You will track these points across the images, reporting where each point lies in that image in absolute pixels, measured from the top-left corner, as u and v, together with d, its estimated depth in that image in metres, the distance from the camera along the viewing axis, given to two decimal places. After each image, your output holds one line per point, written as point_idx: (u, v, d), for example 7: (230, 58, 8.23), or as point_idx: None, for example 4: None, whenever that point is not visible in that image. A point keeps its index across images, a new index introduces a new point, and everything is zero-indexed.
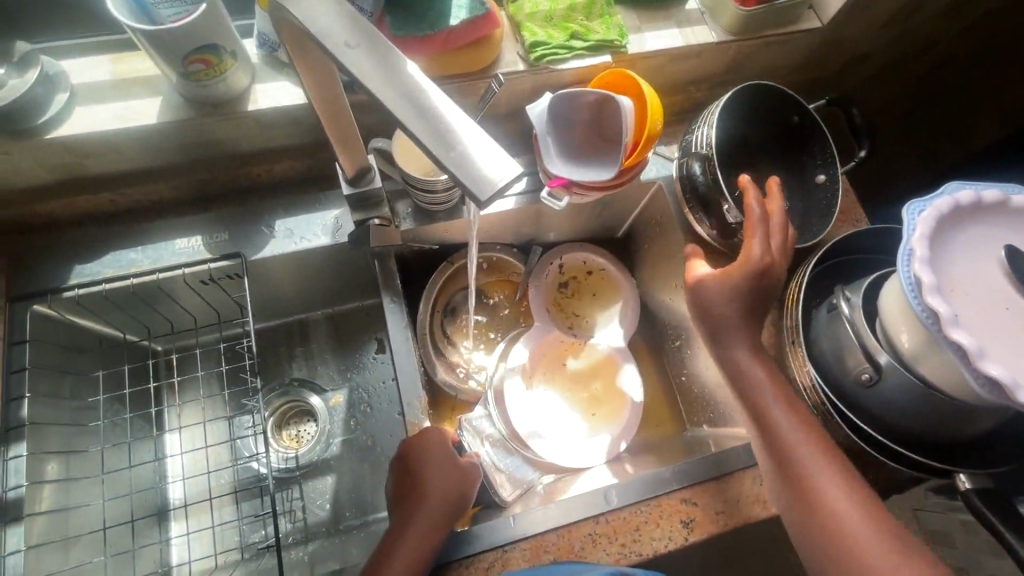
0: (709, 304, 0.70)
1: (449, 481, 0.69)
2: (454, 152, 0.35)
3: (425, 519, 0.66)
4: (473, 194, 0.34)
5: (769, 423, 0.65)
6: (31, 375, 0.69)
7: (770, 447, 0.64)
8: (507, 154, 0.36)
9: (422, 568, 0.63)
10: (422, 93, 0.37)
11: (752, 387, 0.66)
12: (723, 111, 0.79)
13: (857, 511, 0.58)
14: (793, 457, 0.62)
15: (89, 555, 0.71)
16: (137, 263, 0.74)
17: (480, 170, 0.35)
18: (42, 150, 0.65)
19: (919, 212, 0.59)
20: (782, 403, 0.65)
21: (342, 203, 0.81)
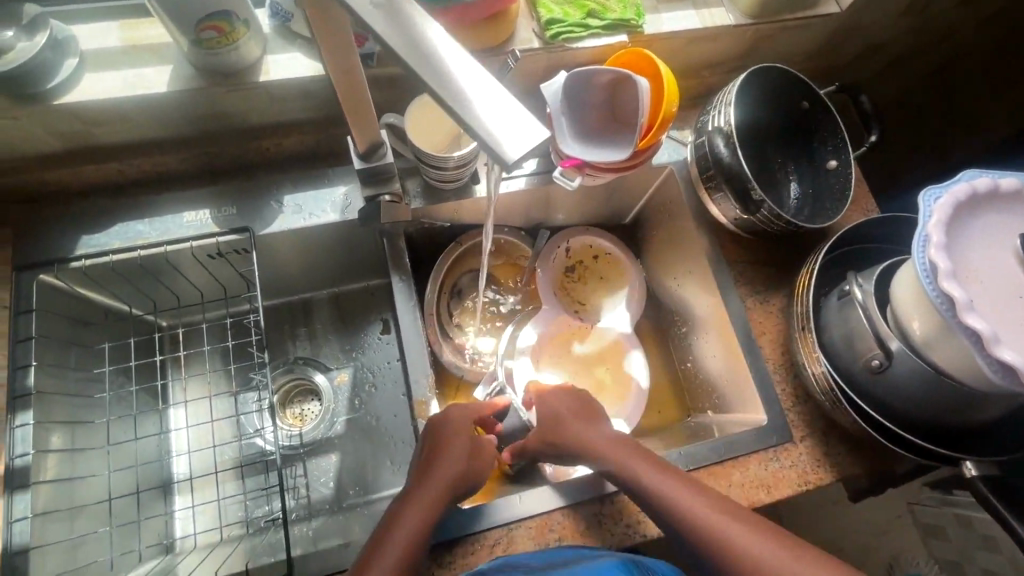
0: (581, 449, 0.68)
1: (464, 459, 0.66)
2: (479, 113, 0.35)
3: (434, 502, 0.61)
4: (499, 155, 0.34)
5: (668, 504, 0.59)
6: (38, 345, 0.68)
7: (657, 514, 0.60)
8: (532, 116, 0.35)
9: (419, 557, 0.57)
10: (441, 56, 0.37)
11: (638, 481, 0.62)
12: (741, 90, 0.78)
13: (774, 549, 0.52)
14: (692, 510, 0.57)
15: (93, 526, 0.71)
16: (145, 235, 0.74)
17: (505, 133, 0.34)
18: (48, 115, 0.65)
19: (936, 199, 0.59)
20: (676, 484, 0.60)
21: (352, 179, 0.80)
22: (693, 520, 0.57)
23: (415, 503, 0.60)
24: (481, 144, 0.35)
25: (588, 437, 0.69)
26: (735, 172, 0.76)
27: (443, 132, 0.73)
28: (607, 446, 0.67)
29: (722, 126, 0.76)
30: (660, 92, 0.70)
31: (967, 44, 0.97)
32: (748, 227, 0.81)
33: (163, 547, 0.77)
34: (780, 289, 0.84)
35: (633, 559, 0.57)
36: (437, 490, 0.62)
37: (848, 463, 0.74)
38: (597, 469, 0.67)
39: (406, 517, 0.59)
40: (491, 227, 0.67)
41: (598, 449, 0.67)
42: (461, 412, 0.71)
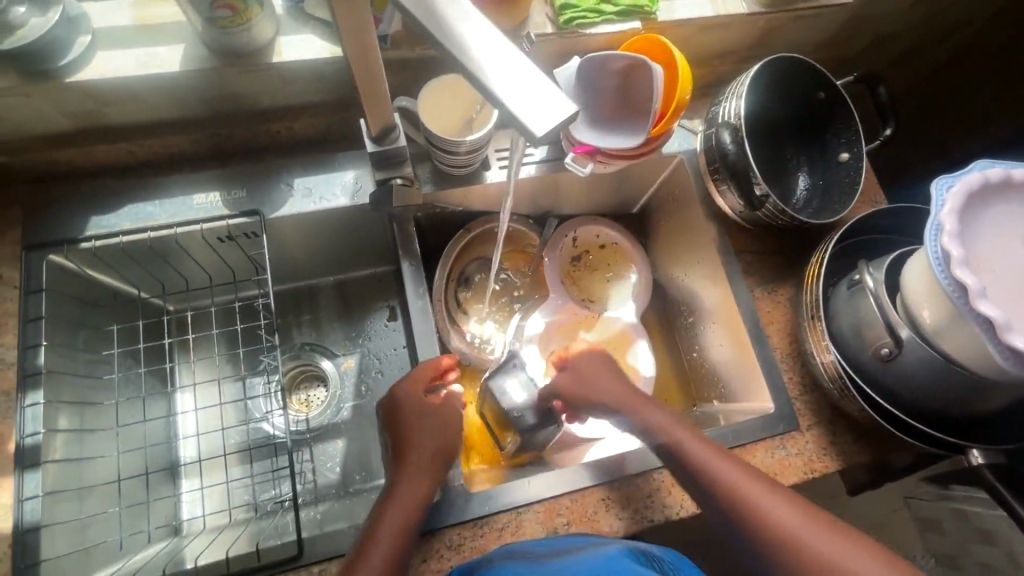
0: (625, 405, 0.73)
1: (435, 433, 0.69)
2: (507, 93, 0.36)
3: (413, 476, 0.65)
4: (531, 132, 0.35)
5: (705, 469, 0.63)
6: (47, 325, 0.68)
7: (688, 477, 0.64)
8: (560, 91, 0.36)
9: (413, 534, 0.61)
10: (466, 28, 0.38)
11: (675, 442, 0.66)
12: (754, 81, 0.78)
13: (793, 514, 0.59)
14: (723, 478, 0.62)
15: (103, 507, 0.71)
16: (155, 217, 0.73)
17: (535, 112, 0.36)
18: (60, 93, 0.64)
19: (948, 187, 0.58)
20: (709, 448, 0.65)
21: (362, 164, 0.80)
22: (723, 485, 0.62)
23: (397, 497, 0.63)
24: (513, 122, 0.36)
25: (628, 400, 0.73)
26: (740, 167, 0.75)
27: (455, 114, 0.71)
28: (646, 405, 0.72)
29: (731, 120, 0.76)
30: (674, 78, 0.69)
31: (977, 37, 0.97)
32: (752, 219, 0.81)
33: (172, 528, 0.77)
34: (788, 279, 0.84)
35: (638, 547, 0.58)
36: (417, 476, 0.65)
37: (854, 452, 0.75)
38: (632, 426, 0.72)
39: (394, 508, 0.62)
40: (509, 208, 0.71)
41: (640, 411, 0.72)
42: (413, 381, 0.71)
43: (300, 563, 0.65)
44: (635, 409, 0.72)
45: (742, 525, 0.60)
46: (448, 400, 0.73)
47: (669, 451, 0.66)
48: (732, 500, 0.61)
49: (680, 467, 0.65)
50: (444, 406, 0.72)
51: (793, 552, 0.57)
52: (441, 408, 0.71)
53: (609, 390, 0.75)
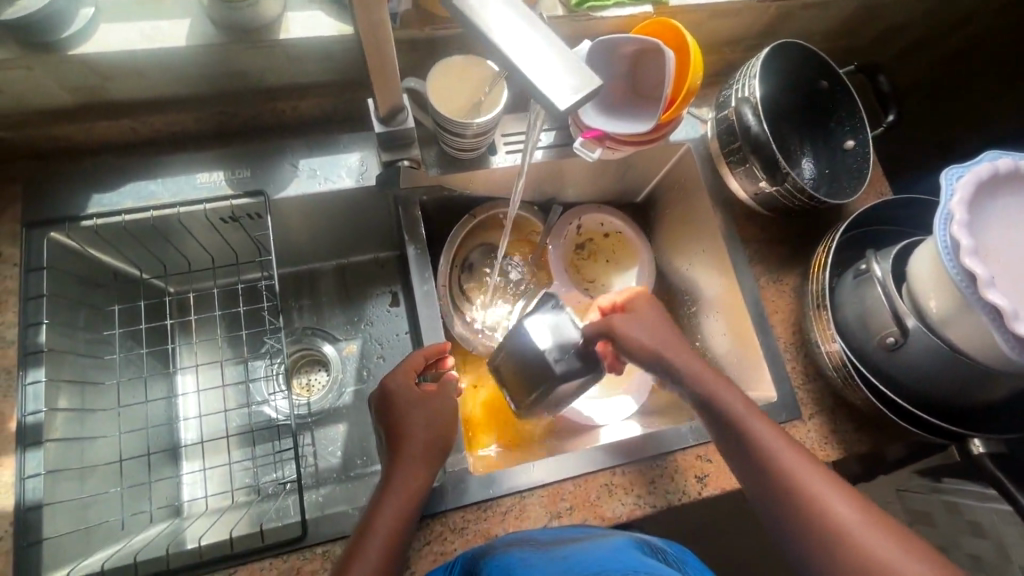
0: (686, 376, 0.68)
1: (431, 423, 0.66)
2: (532, 71, 0.40)
3: (408, 465, 0.63)
4: (554, 107, 0.39)
5: (764, 451, 0.61)
6: (48, 304, 0.67)
7: (745, 459, 0.61)
8: (579, 62, 0.41)
9: (405, 530, 0.60)
10: (492, 7, 0.41)
11: (736, 418, 0.63)
12: (764, 63, 0.78)
13: (844, 503, 0.56)
14: (775, 460, 0.60)
15: (104, 487, 0.71)
16: (157, 196, 0.73)
17: (558, 86, 0.40)
18: (62, 66, 0.63)
19: (958, 177, 0.58)
20: (769, 426, 0.62)
21: (367, 146, 0.79)
22: (772, 465, 0.60)
23: (391, 491, 0.61)
24: (538, 97, 0.40)
25: (700, 370, 0.68)
26: (762, 141, 0.75)
27: (462, 97, 0.70)
28: (710, 376, 0.67)
29: (749, 97, 0.75)
30: (685, 63, 0.68)
31: (986, 30, 0.97)
32: (768, 202, 0.81)
33: (173, 509, 0.77)
34: (793, 268, 0.84)
35: (642, 541, 0.58)
36: (414, 469, 0.63)
37: (854, 441, 0.75)
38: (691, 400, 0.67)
39: (389, 502, 0.60)
40: (519, 192, 0.71)
41: (702, 381, 0.67)
42: (404, 370, 0.69)
43: (303, 544, 0.65)
44: (698, 381, 0.67)
45: (793, 510, 0.57)
46: (444, 390, 0.69)
47: (732, 430, 0.63)
48: (780, 483, 0.59)
49: (738, 445, 0.62)
50: (440, 395, 0.68)
51: (834, 541, 0.55)
52: (436, 397, 0.68)
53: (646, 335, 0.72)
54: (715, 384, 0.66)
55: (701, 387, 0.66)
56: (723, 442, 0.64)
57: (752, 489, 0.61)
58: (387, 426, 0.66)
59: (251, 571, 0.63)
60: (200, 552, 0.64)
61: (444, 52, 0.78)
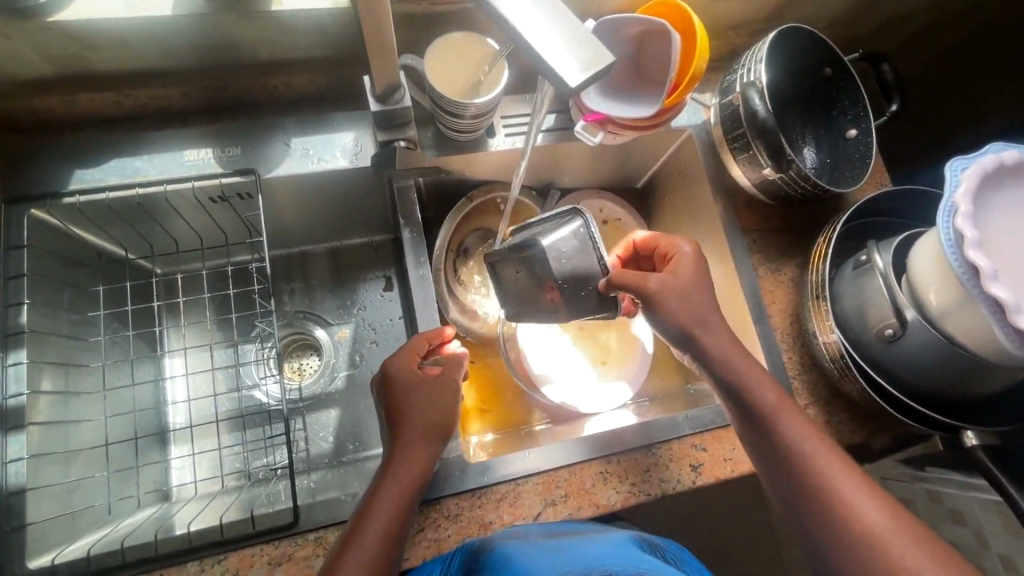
0: (729, 367, 0.64)
1: (433, 409, 0.65)
2: (541, 46, 0.38)
3: (404, 451, 0.62)
4: (564, 83, 0.37)
5: (799, 450, 0.60)
6: (30, 284, 0.65)
7: (777, 459, 0.61)
8: (593, 37, 0.39)
9: (405, 517, 0.59)
10: None
11: (769, 415, 0.62)
12: (772, 48, 0.77)
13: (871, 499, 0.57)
14: (809, 459, 0.59)
15: (90, 470, 0.69)
16: (143, 173, 0.70)
17: (568, 61, 0.38)
18: (43, 34, 0.60)
19: (962, 169, 0.58)
20: (804, 425, 0.61)
21: (362, 125, 0.76)
22: (805, 464, 0.59)
23: (390, 476, 0.60)
24: (548, 74, 0.38)
25: (738, 352, 0.65)
26: (769, 127, 0.73)
27: (463, 75, 0.68)
28: (754, 371, 0.64)
29: (755, 81, 0.74)
30: (690, 47, 0.66)
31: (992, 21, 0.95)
32: (772, 190, 0.80)
33: (162, 493, 0.76)
34: (792, 258, 0.83)
35: (644, 538, 0.60)
36: (413, 454, 0.62)
37: (847, 431, 0.76)
38: (727, 393, 0.64)
39: (388, 489, 0.60)
40: (529, 158, 0.67)
41: (745, 376, 0.63)
42: (405, 355, 0.67)
43: (295, 530, 0.64)
44: (740, 376, 0.64)
45: (817, 508, 0.58)
46: (449, 366, 0.68)
47: (767, 426, 0.62)
48: (809, 480, 0.59)
49: (770, 441, 0.61)
50: (439, 377, 0.66)
51: (857, 543, 0.56)
52: (438, 380, 0.66)
53: (686, 310, 0.65)
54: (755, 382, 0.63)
55: (737, 380, 0.63)
56: (752, 436, 0.63)
57: (776, 483, 0.62)
58: (388, 410, 0.65)
59: (242, 556, 0.63)
60: (190, 537, 0.63)
61: (443, 29, 0.76)
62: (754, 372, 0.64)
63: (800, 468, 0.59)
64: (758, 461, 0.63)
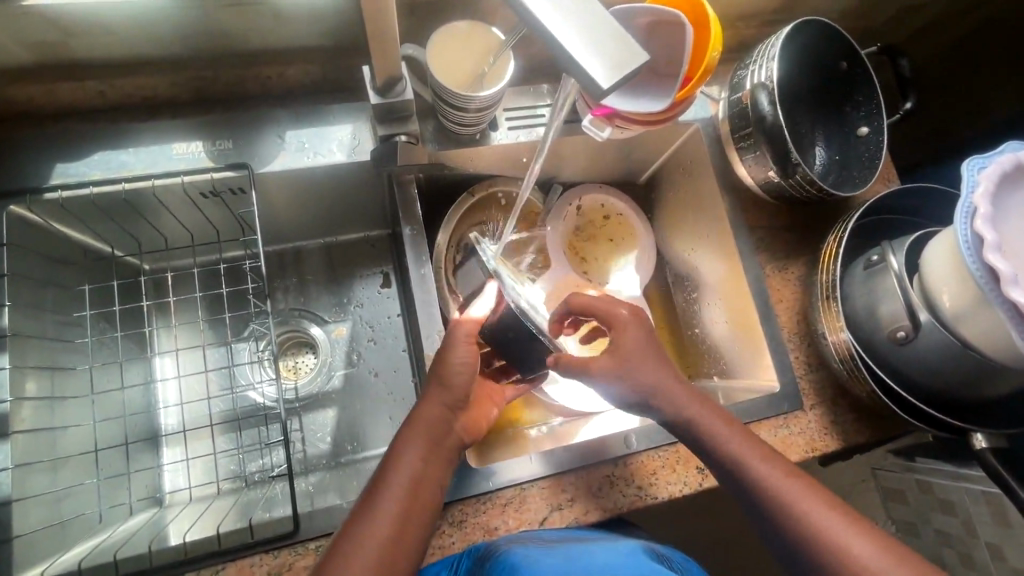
0: (673, 408, 0.62)
1: (437, 416, 0.59)
2: (570, 43, 0.36)
3: (412, 441, 0.57)
4: (595, 83, 0.35)
5: (765, 486, 0.57)
6: (13, 284, 0.62)
7: (746, 490, 0.58)
8: (625, 33, 0.37)
9: (409, 514, 0.53)
10: None
11: (723, 451, 0.60)
12: (785, 42, 0.74)
13: None
14: (775, 490, 0.56)
15: (79, 477, 0.66)
16: (129, 167, 0.66)
17: (596, 62, 0.36)
18: (17, 20, 0.57)
19: (979, 169, 0.57)
20: (764, 456, 0.58)
21: (359, 117, 0.73)
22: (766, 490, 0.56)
23: (392, 469, 0.55)
24: (578, 72, 0.36)
25: None
26: (777, 132, 0.72)
27: (467, 63, 0.66)
28: (690, 403, 0.62)
29: (766, 82, 0.72)
30: (705, 40, 0.66)
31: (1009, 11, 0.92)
32: (776, 191, 0.78)
33: (155, 499, 0.74)
34: (800, 257, 0.82)
35: (652, 547, 0.59)
36: (417, 462, 0.56)
37: (853, 431, 0.75)
38: (675, 432, 0.63)
39: (387, 495, 0.53)
40: (543, 157, 0.63)
41: (683, 413, 0.62)
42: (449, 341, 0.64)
43: (295, 539, 0.62)
44: (684, 415, 0.62)
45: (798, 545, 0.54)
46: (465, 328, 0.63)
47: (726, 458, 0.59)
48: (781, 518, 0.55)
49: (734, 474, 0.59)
50: (450, 345, 0.61)
51: None
52: (448, 383, 0.60)
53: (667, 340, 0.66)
54: (699, 413, 0.62)
55: (683, 417, 0.62)
56: (715, 470, 0.61)
57: (756, 519, 0.58)
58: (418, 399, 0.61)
59: (241, 567, 0.61)
60: (187, 549, 0.61)
61: (445, 17, 0.72)
62: (698, 411, 0.62)
63: (764, 493, 0.56)
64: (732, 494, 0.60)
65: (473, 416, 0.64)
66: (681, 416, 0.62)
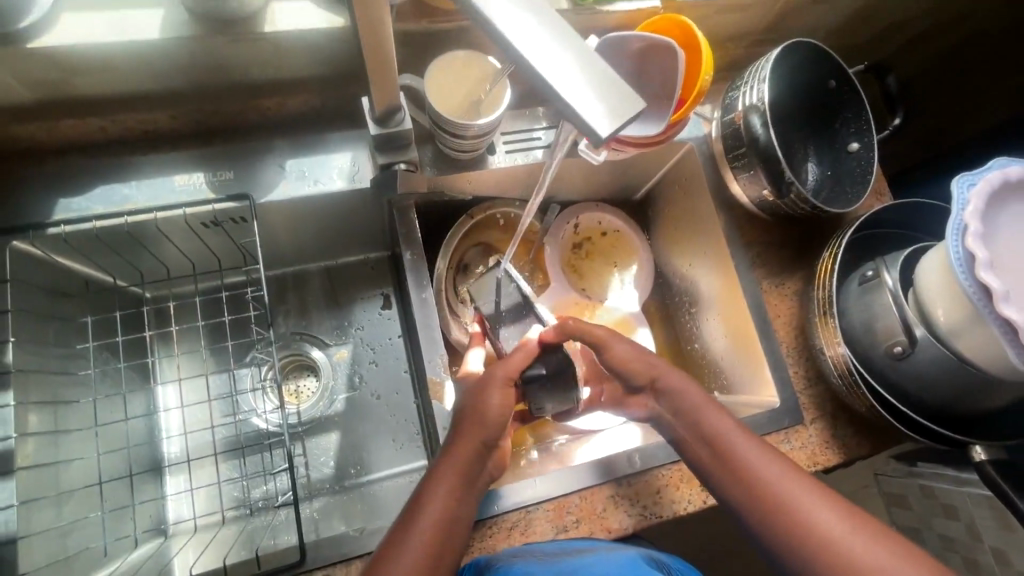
0: (680, 404, 0.64)
1: (470, 454, 0.58)
2: (569, 91, 0.37)
3: (444, 479, 0.56)
4: (594, 130, 0.36)
5: (766, 488, 0.56)
6: (18, 321, 0.62)
7: (744, 488, 0.57)
8: (620, 78, 0.38)
9: (439, 555, 0.52)
10: (522, 20, 0.38)
11: (726, 451, 0.60)
12: (774, 64, 0.76)
13: None
14: (775, 491, 0.56)
15: (82, 512, 0.66)
16: (131, 200, 0.67)
17: (595, 107, 0.37)
18: (22, 62, 0.58)
19: (969, 186, 0.58)
20: (765, 456, 0.59)
21: (358, 146, 0.74)
22: (773, 504, 0.55)
23: (423, 508, 0.54)
24: (578, 120, 0.37)
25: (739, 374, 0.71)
26: (770, 153, 0.74)
27: (463, 91, 0.67)
28: (692, 395, 0.64)
29: (756, 103, 0.74)
30: (697, 64, 0.67)
31: (998, 22, 0.93)
32: (772, 210, 0.80)
33: (158, 530, 0.74)
34: (796, 271, 0.83)
35: (651, 555, 0.61)
36: (448, 498, 0.55)
37: (854, 444, 0.76)
38: (678, 431, 0.64)
39: (418, 530, 0.52)
40: (544, 190, 0.63)
41: (693, 415, 0.63)
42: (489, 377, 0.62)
43: (302, 569, 0.62)
44: (691, 416, 0.63)
45: (799, 550, 0.53)
46: (506, 360, 0.65)
47: (726, 458, 0.59)
48: (778, 521, 0.55)
49: (733, 476, 0.59)
50: (485, 385, 0.62)
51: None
52: (482, 420, 0.59)
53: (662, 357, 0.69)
54: (703, 409, 0.63)
55: (694, 419, 0.63)
56: (714, 473, 0.60)
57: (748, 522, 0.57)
58: (452, 431, 0.60)
59: None
60: None
61: (442, 45, 0.74)
62: (695, 413, 0.63)
63: (766, 508, 0.56)
64: (725, 498, 0.59)
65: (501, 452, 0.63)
66: (688, 416, 0.63)
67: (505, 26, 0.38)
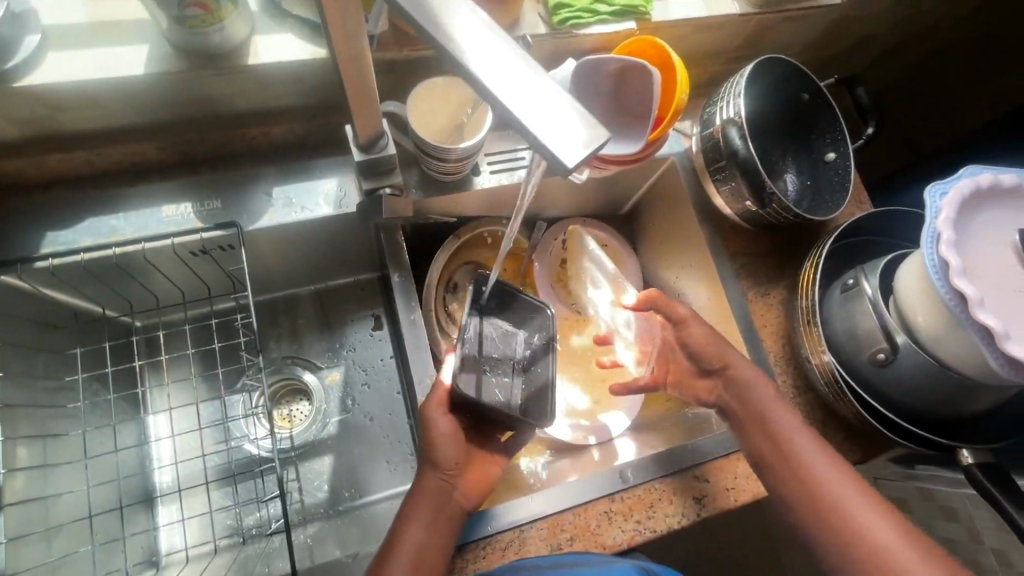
0: (748, 399, 0.71)
1: (431, 491, 0.63)
2: (535, 124, 0.38)
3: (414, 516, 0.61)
4: (559, 163, 0.36)
5: (818, 485, 0.64)
6: (5, 355, 0.62)
7: (796, 483, 0.65)
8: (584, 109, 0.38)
9: None
10: (488, 54, 0.39)
11: (779, 449, 0.67)
12: (749, 80, 0.78)
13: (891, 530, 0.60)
14: (827, 490, 0.63)
15: (72, 546, 0.65)
16: (119, 231, 0.68)
17: (560, 138, 0.38)
18: (9, 101, 0.59)
19: (941, 195, 0.59)
20: (822, 453, 0.66)
21: (344, 171, 0.75)
22: (817, 497, 0.63)
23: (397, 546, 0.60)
24: (544, 151, 0.38)
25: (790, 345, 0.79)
26: (750, 166, 0.75)
27: (446, 115, 0.69)
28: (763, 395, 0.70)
29: (733, 117, 0.75)
30: (672, 80, 0.69)
31: (965, 33, 0.95)
32: (754, 219, 0.81)
33: (150, 562, 0.74)
34: (780, 280, 0.85)
35: (643, 565, 0.62)
36: (422, 532, 0.61)
37: (844, 451, 0.76)
38: (741, 423, 0.71)
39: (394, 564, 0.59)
40: (524, 212, 0.61)
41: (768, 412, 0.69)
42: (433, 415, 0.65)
43: None
44: (754, 412, 0.70)
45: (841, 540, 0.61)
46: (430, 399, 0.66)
47: (783, 450, 0.66)
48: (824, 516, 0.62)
49: (795, 473, 0.65)
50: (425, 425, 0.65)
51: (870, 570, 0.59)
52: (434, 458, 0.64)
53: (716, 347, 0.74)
54: (772, 403, 0.69)
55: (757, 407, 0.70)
56: (766, 469, 0.67)
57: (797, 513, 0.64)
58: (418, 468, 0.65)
59: None
60: None
61: (424, 71, 0.75)
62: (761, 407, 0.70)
63: (813, 504, 0.63)
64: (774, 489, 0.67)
65: (470, 480, 0.66)
66: (754, 411, 0.70)
67: (472, 61, 0.39)
